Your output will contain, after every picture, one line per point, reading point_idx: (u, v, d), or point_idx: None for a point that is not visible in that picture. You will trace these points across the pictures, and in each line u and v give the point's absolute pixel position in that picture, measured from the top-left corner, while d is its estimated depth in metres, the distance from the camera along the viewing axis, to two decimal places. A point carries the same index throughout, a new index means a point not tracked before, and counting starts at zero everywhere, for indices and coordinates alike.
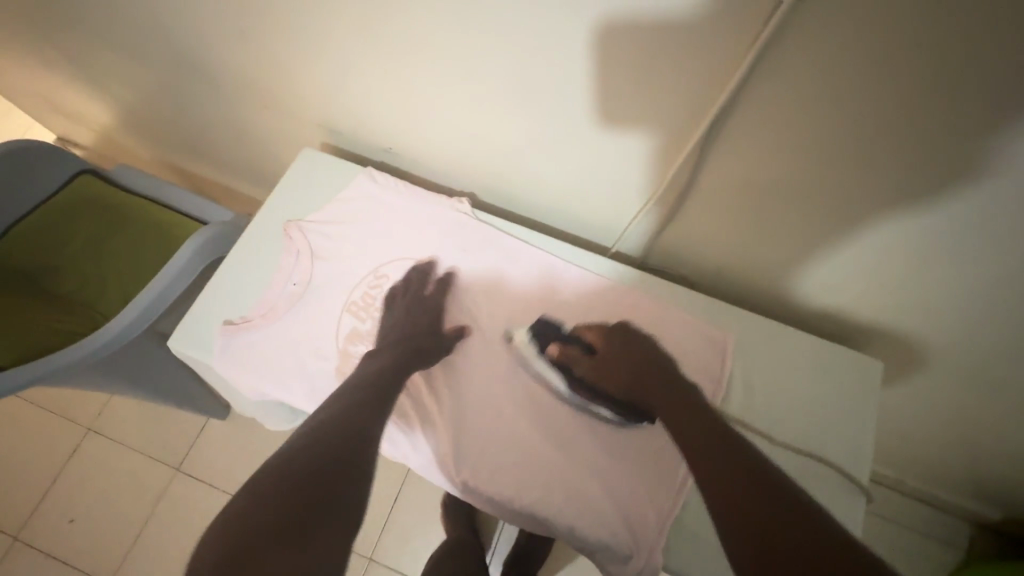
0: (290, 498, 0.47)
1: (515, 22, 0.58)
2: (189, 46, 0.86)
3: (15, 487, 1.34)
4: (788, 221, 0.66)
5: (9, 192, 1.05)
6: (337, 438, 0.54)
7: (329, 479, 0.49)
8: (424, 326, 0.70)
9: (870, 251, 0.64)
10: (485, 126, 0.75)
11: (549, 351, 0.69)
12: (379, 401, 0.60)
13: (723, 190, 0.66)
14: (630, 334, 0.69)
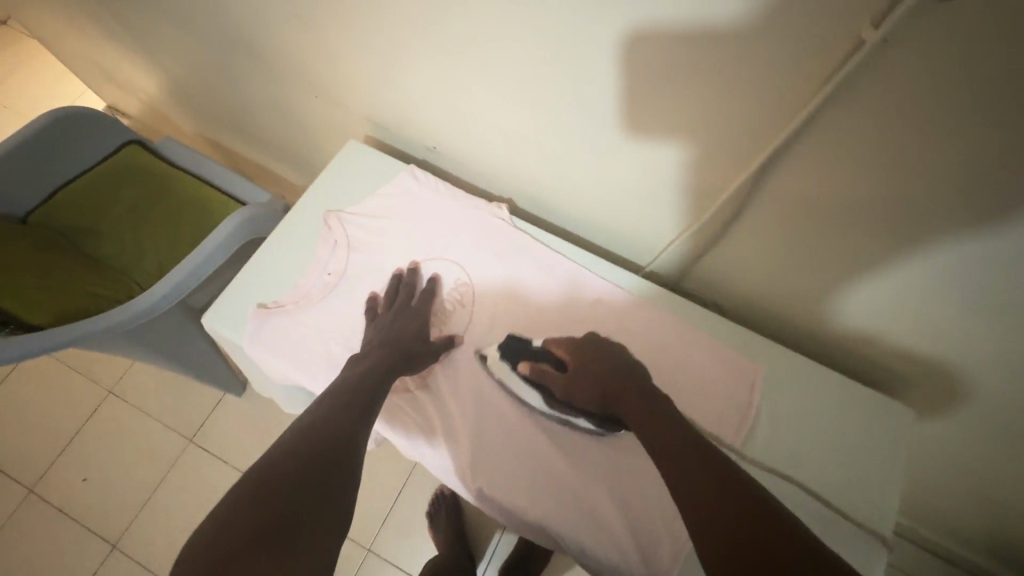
0: (275, 503, 0.47)
1: (575, 37, 0.58)
2: (248, 31, 0.88)
3: (35, 441, 1.38)
4: (828, 257, 0.65)
5: (59, 155, 1.08)
6: (321, 444, 0.54)
7: (312, 488, 0.50)
8: (411, 332, 0.69)
9: (901, 291, 0.62)
10: (532, 135, 0.75)
11: (520, 368, 0.67)
12: (366, 406, 0.60)
13: (770, 221, 0.65)
14: (602, 344, 0.66)
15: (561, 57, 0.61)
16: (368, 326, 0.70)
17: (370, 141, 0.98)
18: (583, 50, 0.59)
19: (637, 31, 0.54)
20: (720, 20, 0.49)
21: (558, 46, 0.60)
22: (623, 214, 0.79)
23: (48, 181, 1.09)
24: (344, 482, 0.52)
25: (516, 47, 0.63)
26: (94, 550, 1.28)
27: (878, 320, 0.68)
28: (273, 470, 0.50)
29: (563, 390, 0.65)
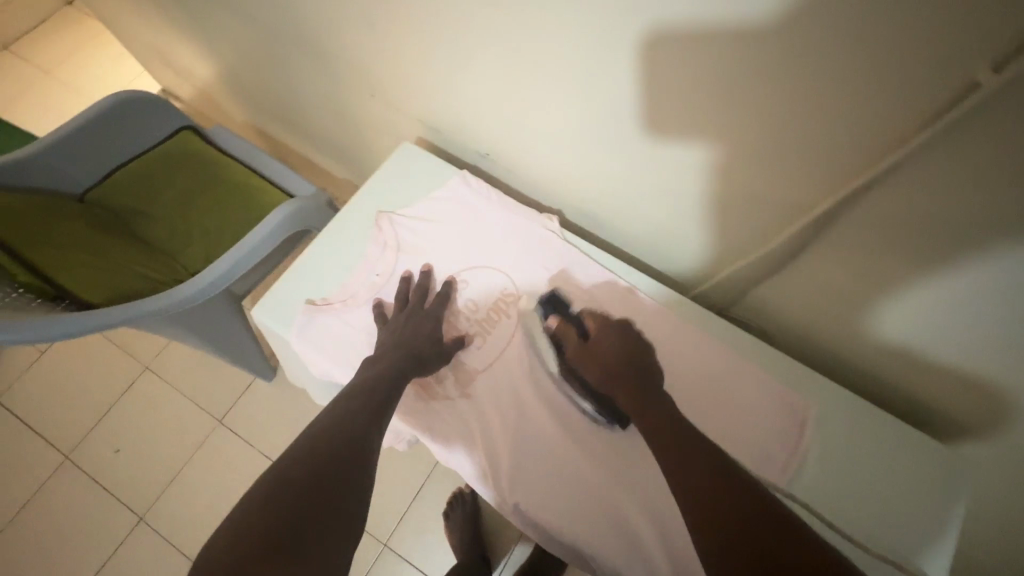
0: (290, 512, 0.48)
1: (650, 57, 0.57)
2: (310, 27, 0.88)
3: (73, 409, 1.43)
4: (888, 288, 0.62)
5: (117, 137, 1.11)
6: (334, 450, 0.54)
7: (324, 495, 0.50)
8: (426, 334, 0.68)
9: (957, 321, 0.59)
10: (590, 149, 0.74)
11: (548, 321, 0.68)
12: (380, 409, 0.60)
13: (835, 255, 0.63)
14: (632, 336, 0.63)
15: (632, 75, 0.60)
16: (381, 326, 0.69)
17: (421, 143, 0.99)
18: (657, 70, 0.58)
19: (718, 56, 0.52)
20: (810, 50, 0.47)
21: (630, 64, 0.59)
22: (677, 234, 0.78)
23: (105, 161, 1.12)
24: (357, 487, 0.52)
25: (585, 61, 0.62)
26: (121, 520, 1.32)
27: (925, 331, 0.62)
28: (286, 477, 0.51)
29: (572, 354, 0.65)
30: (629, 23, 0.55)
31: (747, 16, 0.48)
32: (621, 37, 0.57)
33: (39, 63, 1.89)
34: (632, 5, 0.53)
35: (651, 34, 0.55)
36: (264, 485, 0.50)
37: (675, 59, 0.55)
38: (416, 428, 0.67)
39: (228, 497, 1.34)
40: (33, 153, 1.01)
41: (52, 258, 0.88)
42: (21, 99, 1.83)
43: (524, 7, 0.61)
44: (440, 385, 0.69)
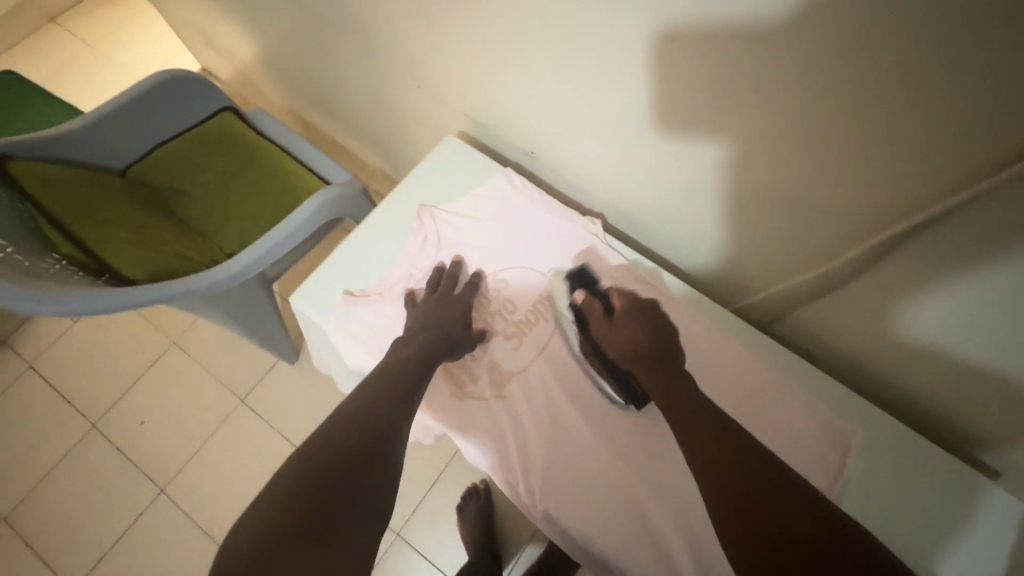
0: (316, 494, 0.49)
1: (715, 62, 0.55)
2: (363, 16, 0.88)
3: (103, 379, 1.46)
4: (941, 307, 0.60)
5: (160, 115, 1.12)
6: (361, 434, 0.55)
7: (354, 476, 0.51)
8: (455, 319, 0.69)
9: (1006, 333, 0.58)
10: (642, 156, 0.73)
11: (575, 297, 0.70)
12: (408, 395, 0.61)
13: (891, 273, 0.61)
14: (657, 316, 0.68)
15: (699, 83, 0.58)
16: (410, 310, 0.70)
17: (464, 138, 0.98)
18: (728, 78, 0.56)
19: (798, 65, 0.50)
20: (904, 65, 0.45)
21: (699, 71, 0.57)
22: (726, 245, 0.76)
23: (147, 139, 1.13)
24: (386, 471, 0.53)
25: (651, 66, 0.61)
26: (143, 491, 1.35)
27: (950, 332, 0.62)
28: (316, 459, 0.52)
29: (598, 329, 0.68)
30: (704, 28, 0.53)
31: (837, 27, 0.46)
32: (694, 42, 0.55)
33: (83, 36, 1.92)
34: (711, 11, 0.52)
35: (727, 41, 0.53)
36: (294, 467, 0.51)
37: (750, 67, 0.53)
38: (447, 426, 0.66)
39: (247, 475, 1.36)
40: (80, 128, 1.03)
41: (95, 231, 0.90)
42: (65, 71, 1.86)
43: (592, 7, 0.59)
44: (474, 384, 0.68)
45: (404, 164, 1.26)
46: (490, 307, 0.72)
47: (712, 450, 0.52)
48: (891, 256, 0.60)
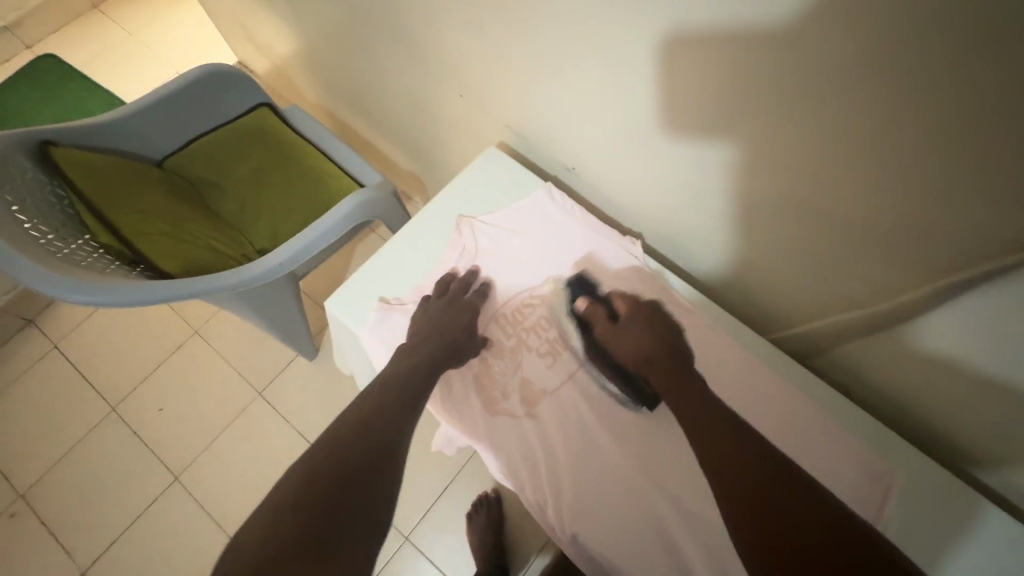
0: (316, 507, 0.49)
1: (771, 95, 0.54)
2: (409, 22, 0.88)
3: (124, 364, 1.48)
4: (985, 342, 0.57)
5: (197, 109, 1.13)
6: (364, 444, 0.55)
7: (355, 488, 0.52)
8: (461, 326, 0.68)
9: None
10: (688, 182, 0.71)
11: (577, 303, 0.71)
12: (411, 405, 0.61)
13: (923, 304, 0.59)
14: (662, 319, 0.67)
15: (760, 116, 0.57)
16: (417, 314, 0.70)
17: (502, 149, 0.97)
18: (792, 112, 0.54)
19: (869, 108, 0.48)
20: (989, 124, 0.42)
21: (761, 104, 0.55)
22: (770, 274, 0.75)
23: (185, 131, 1.14)
24: (387, 484, 0.54)
25: (708, 97, 0.59)
26: (158, 478, 1.36)
27: (982, 360, 0.59)
28: (318, 469, 0.52)
29: (604, 334, 0.68)
30: (772, 64, 0.51)
31: (919, 76, 0.43)
32: (758, 77, 0.53)
33: (124, 24, 1.96)
34: (781, 46, 0.50)
35: (796, 77, 0.51)
36: (296, 475, 0.52)
37: (818, 104, 0.51)
38: (475, 441, 0.66)
39: (260, 469, 1.36)
40: (121, 118, 1.04)
41: (133, 222, 0.91)
42: (105, 57, 1.89)
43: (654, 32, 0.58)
44: (506, 401, 0.68)
45: (436, 169, 1.26)
46: (524, 324, 0.71)
47: (724, 440, 0.54)
48: (924, 288, 0.57)
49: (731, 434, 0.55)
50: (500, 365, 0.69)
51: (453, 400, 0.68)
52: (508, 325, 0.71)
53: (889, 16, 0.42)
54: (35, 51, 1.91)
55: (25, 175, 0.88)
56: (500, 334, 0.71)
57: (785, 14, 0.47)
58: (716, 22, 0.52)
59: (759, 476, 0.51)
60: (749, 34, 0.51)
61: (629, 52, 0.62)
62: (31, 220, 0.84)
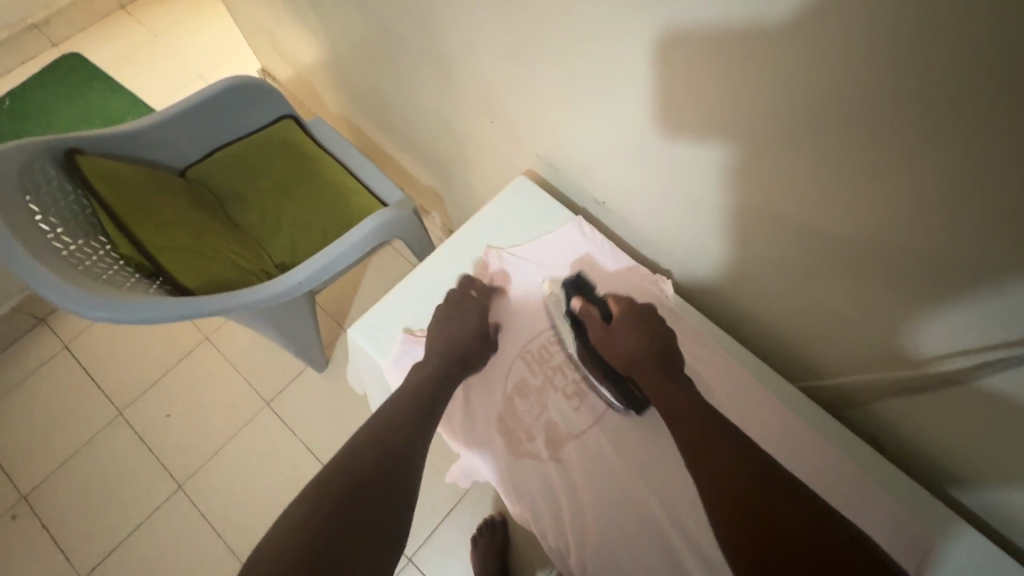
0: (328, 527, 0.50)
1: (818, 147, 0.52)
2: (444, 45, 0.87)
3: (134, 367, 1.47)
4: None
5: (222, 119, 1.13)
6: (375, 462, 0.57)
7: (367, 509, 0.53)
8: (475, 335, 0.70)
9: None
10: (724, 226, 0.70)
11: (571, 303, 0.72)
12: (423, 422, 0.62)
13: (950, 343, 0.57)
14: (652, 319, 0.70)
15: (807, 168, 0.55)
16: (431, 326, 0.71)
17: (529, 176, 0.96)
18: (845, 171, 0.52)
19: (925, 172, 0.46)
20: None
21: (811, 159, 0.54)
22: (801, 324, 0.73)
23: (208, 141, 1.14)
24: (399, 502, 0.55)
25: (756, 147, 0.57)
26: (161, 485, 1.35)
27: None
28: (330, 488, 0.54)
29: (596, 336, 0.70)
30: (828, 122, 0.50)
31: (989, 145, 0.41)
32: (812, 132, 0.51)
33: (150, 25, 1.97)
34: (840, 106, 0.48)
35: (853, 138, 0.49)
36: (308, 494, 0.53)
37: (873, 167, 0.50)
38: (498, 482, 0.64)
39: (265, 481, 1.35)
40: (147, 127, 1.04)
41: (155, 234, 0.90)
42: (129, 58, 1.90)
43: (702, 83, 0.56)
44: (531, 442, 0.66)
45: (458, 188, 1.25)
46: (551, 363, 0.70)
47: (710, 449, 0.60)
48: (945, 327, 0.56)
49: (717, 445, 0.60)
50: (526, 405, 0.68)
51: (477, 438, 0.66)
52: (535, 362, 0.70)
53: (961, 89, 0.40)
54: (60, 50, 1.93)
55: (50, 183, 0.88)
56: (527, 371, 0.70)
57: (845, 76, 0.45)
58: (770, 77, 0.50)
59: (746, 481, 0.57)
60: (806, 91, 0.49)
61: (673, 98, 0.60)
62: (54, 229, 0.83)
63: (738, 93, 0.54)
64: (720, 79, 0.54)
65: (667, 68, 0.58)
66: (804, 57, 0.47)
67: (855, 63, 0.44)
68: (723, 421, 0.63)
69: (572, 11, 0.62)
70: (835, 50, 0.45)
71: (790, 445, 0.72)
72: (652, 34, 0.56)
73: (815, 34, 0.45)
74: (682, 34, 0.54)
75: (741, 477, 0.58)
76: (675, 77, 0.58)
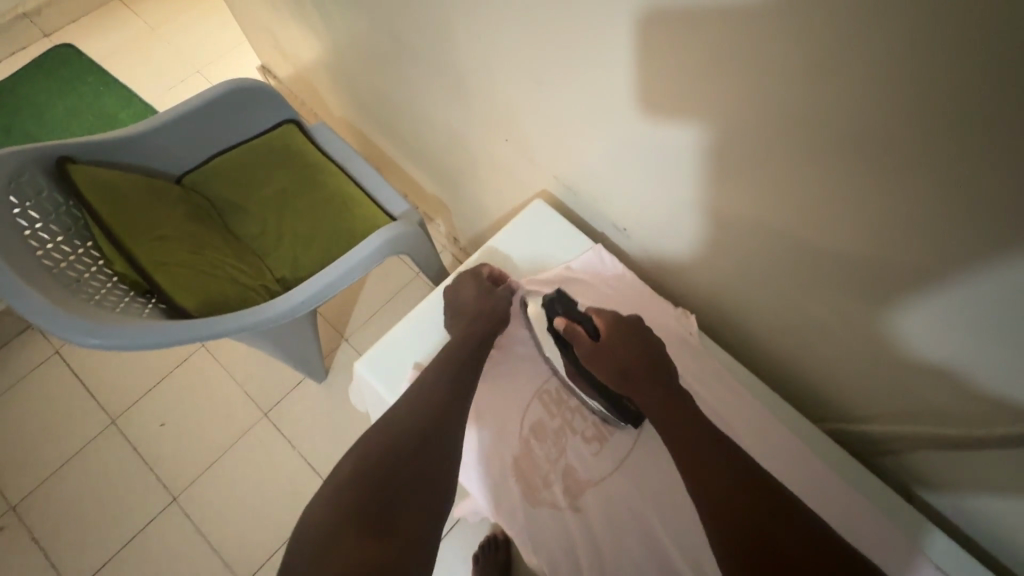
0: (369, 492, 0.58)
1: (873, 191, 0.49)
2: (459, 59, 0.83)
3: (127, 375, 1.43)
4: None
5: (221, 124, 1.08)
6: (413, 435, 0.63)
7: (409, 474, 0.60)
8: (497, 312, 0.76)
9: None
10: (760, 257, 0.67)
11: (554, 322, 0.74)
12: (454, 396, 0.68)
13: (935, 330, 0.56)
14: (639, 331, 0.72)
15: (857, 212, 0.52)
16: (454, 314, 0.78)
17: (544, 195, 0.92)
18: (902, 216, 0.49)
19: (993, 226, 0.44)
20: None
21: (867, 200, 0.51)
22: (828, 357, 0.72)
23: (207, 147, 1.09)
24: (437, 470, 0.62)
25: (805, 183, 0.54)
26: (155, 497, 1.31)
27: None
28: (374, 453, 0.61)
29: (583, 354, 0.72)
30: (890, 165, 0.47)
31: None
32: (871, 173, 0.48)
33: (145, 18, 1.91)
34: (907, 151, 0.45)
35: (917, 183, 0.46)
36: (356, 455, 0.61)
37: (935, 213, 0.47)
38: (514, 532, 0.65)
39: (262, 495, 1.31)
40: (144, 133, 0.99)
41: (149, 250, 0.86)
42: (124, 51, 1.83)
43: (748, 118, 0.53)
44: (547, 490, 0.67)
45: (466, 200, 1.21)
46: (568, 405, 0.72)
47: (701, 450, 0.61)
48: (930, 317, 0.55)
49: (707, 445, 0.62)
50: (543, 450, 0.69)
51: (496, 488, 0.67)
52: (552, 404, 0.72)
53: None
54: (52, 41, 1.86)
55: (39, 195, 0.84)
56: (544, 413, 0.72)
57: (918, 120, 0.42)
58: (831, 114, 0.47)
59: (733, 479, 0.58)
60: (864, 136, 0.46)
61: (713, 131, 0.57)
62: (43, 245, 0.79)
63: (786, 132, 0.51)
64: (768, 116, 0.51)
65: (712, 99, 0.54)
66: (871, 97, 0.44)
67: (930, 109, 0.41)
68: (720, 435, 0.63)
69: (605, 34, 0.58)
70: (909, 94, 0.41)
71: (816, 488, 0.70)
72: (692, 64, 0.53)
73: (887, 75, 0.41)
74: (727, 68, 0.50)
75: (728, 473, 0.59)
76: (716, 110, 0.55)
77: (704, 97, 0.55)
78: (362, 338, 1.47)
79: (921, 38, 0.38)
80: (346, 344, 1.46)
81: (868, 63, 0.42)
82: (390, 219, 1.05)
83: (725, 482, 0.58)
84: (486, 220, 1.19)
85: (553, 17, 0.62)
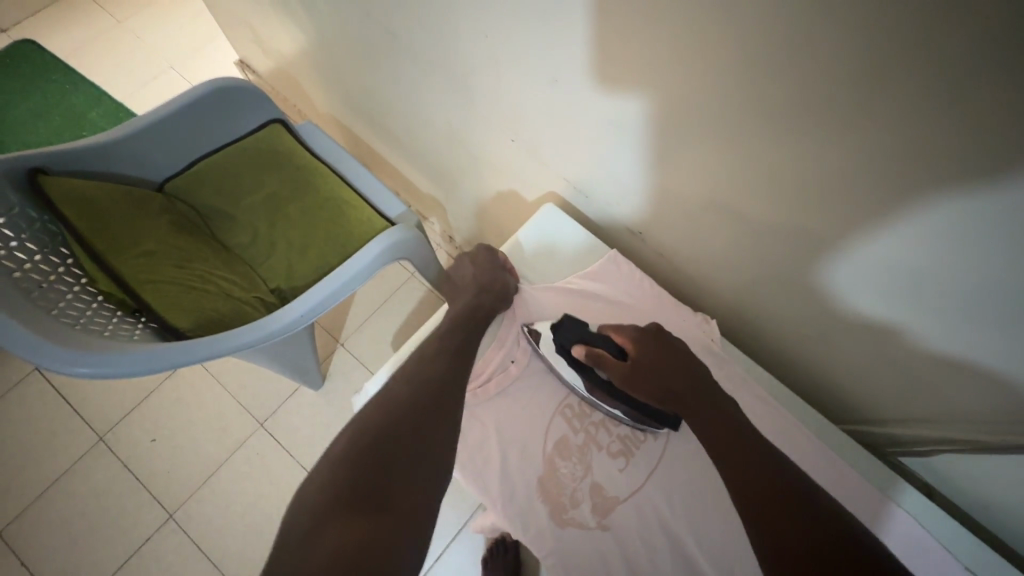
0: (361, 482, 0.54)
1: (905, 201, 0.48)
2: (459, 57, 0.79)
3: (114, 390, 1.37)
4: None
5: (202, 126, 1.02)
6: (409, 422, 0.60)
7: (404, 455, 0.57)
8: (492, 291, 0.78)
9: None
10: (784, 260, 0.65)
11: (572, 351, 0.72)
12: (451, 383, 0.66)
13: (892, 289, 0.57)
14: (666, 340, 0.70)
15: (892, 221, 0.51)
16: (461, 294, 0.80)
17: (551, 197, 0.89)
18: (946, 227, 0.47)
19: None
20: None
21: (911, 210, 0.48)
22: (844, 356, 0.72)
23: (189, 151, 1.03)
24: (436, 455, 0.59)
25: (847, 192, 0.52)
26: (151, 516, 1.26)
27: None
28: (368, 437, 0.58)
29: (617, 377, 0.69)
30: (948, 176, 0.43)
31: None
32: (908, 185, 0.46)
33: (111, 10, 1.80)
34: (957, 163, 0.42)
35: (972, 197, 0.43)
36: (348, 435, 0.58)
37: (976, 225, 0.45)
38: (544, 550, 0.66)
39: (263, 508, 1.28)
40: (120, 139, 0.93)
41: (136, 269, 0.81)
42: (89, 46, 1.73)
43: (780, 125, 0.50)
44: (575, 508, 0.67)
45: (464, 199, 1.17)
46: (591, 419, 0.72)
47: (743, 461, 0.58)
48: (953, 318, 0.55)
49: (744, 449, 0.59)
50: (568, 467, 0.69)
51: (522, 511, 0.67)
52: (576, 419, 0.72)
53: None
54: (10, 36, 1.75)
55: (12, 213, 0.78)
56: (568, 429, 0.71)
57: (970, 135, 0.40)
58: (887, 122, 0.43)
59: (779, 490, 0.55)
60: (906, 149, 0.44)
61: (740, 137, 0.55)
62: (19, 266, 0.74)
63: (822, 140, 0.49)
64: (804, 125, 0.49)
65: (740, 106, 0.52)
66: (925, 109, 0.40)
67: (989, 125, 0.38)
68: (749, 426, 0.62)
69: (624, 39, 0.55)
70: (971, 107, 0.38)
71: (845, 491, 0.69)
72: (720, 72, 0.50)
73: (940, 88, 0.39)
74: (759, 77, 0.48)
75: (772, 481, 0.56)
76: (746, 117, 0.52)
77: (739, 102, 0.51)
78: (359, 342, 1.43)
79: (1007, 50, 0.34)
80: (343, 349, 1.42)
81: (931, 74, 0.38)
82: (387, 222, 1.01)
83: (773, 500, 0.54)
84: (486, 219, 1.16)
85: (566, 17, 0.58)
